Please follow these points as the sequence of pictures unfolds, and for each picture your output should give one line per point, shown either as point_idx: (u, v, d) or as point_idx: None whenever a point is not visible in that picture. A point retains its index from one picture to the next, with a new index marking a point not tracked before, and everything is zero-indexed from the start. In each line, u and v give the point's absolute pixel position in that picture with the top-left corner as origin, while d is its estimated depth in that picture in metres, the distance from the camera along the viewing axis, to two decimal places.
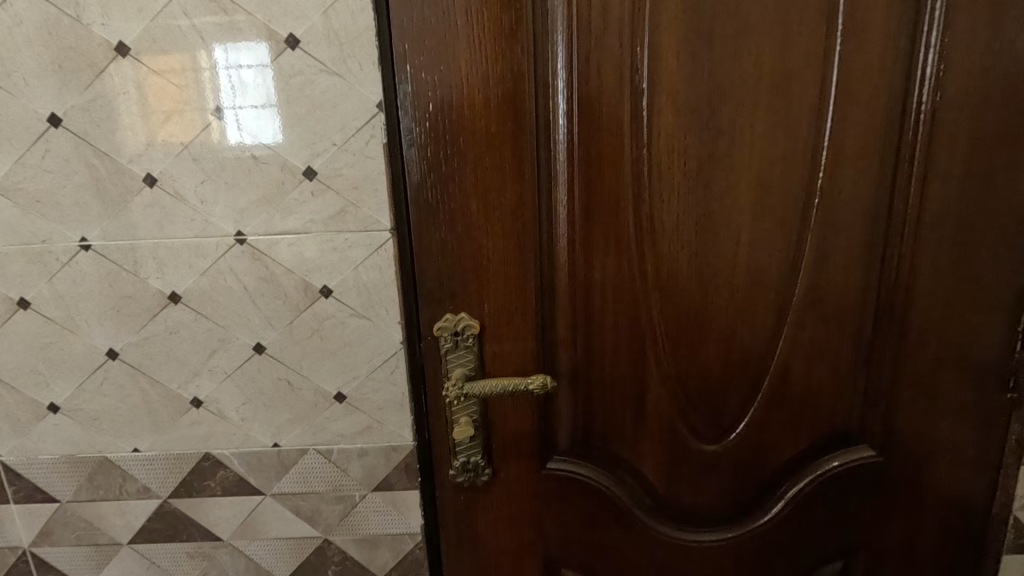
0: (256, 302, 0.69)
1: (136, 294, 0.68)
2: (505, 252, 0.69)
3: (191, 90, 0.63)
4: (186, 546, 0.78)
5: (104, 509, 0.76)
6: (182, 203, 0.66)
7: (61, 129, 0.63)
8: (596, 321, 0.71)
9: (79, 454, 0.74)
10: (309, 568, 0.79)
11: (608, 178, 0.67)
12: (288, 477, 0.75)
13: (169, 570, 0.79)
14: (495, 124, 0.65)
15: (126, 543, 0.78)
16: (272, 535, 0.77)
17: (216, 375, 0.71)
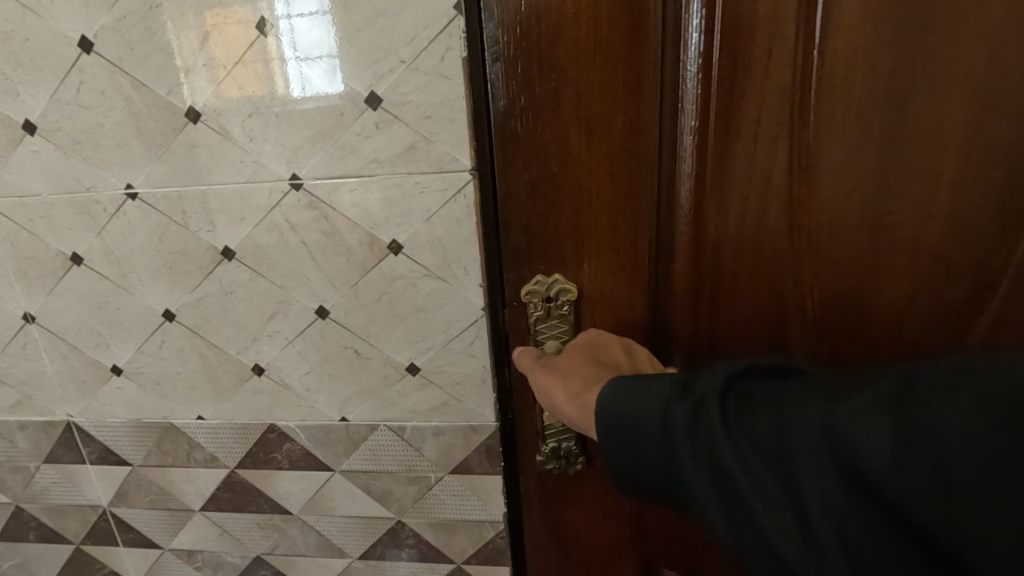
0: (317, 259, 0.59)
1: (187, 249, 0.60)
2: (609, 201, 0.54)
3: (236, 34, 0.52)
4: (257, 518, 0.74)
5: (175, 475, 0.73)
6: (230, 143, 0.56)
7: (93, 56, 0.54)
8: (721, 292, 0.56)
9: (145, 419, 0.70)
10: (382, 548, 0.73)
11: (753, 100, 0.49)
12: (357, 454, 0.68)
13: (241, 539, 0.75)
14: (605, 29, 0.49)
15: (198, 510, 0.75)
16: (342, 512, 0.71)
17: (277, 341, 0.63)
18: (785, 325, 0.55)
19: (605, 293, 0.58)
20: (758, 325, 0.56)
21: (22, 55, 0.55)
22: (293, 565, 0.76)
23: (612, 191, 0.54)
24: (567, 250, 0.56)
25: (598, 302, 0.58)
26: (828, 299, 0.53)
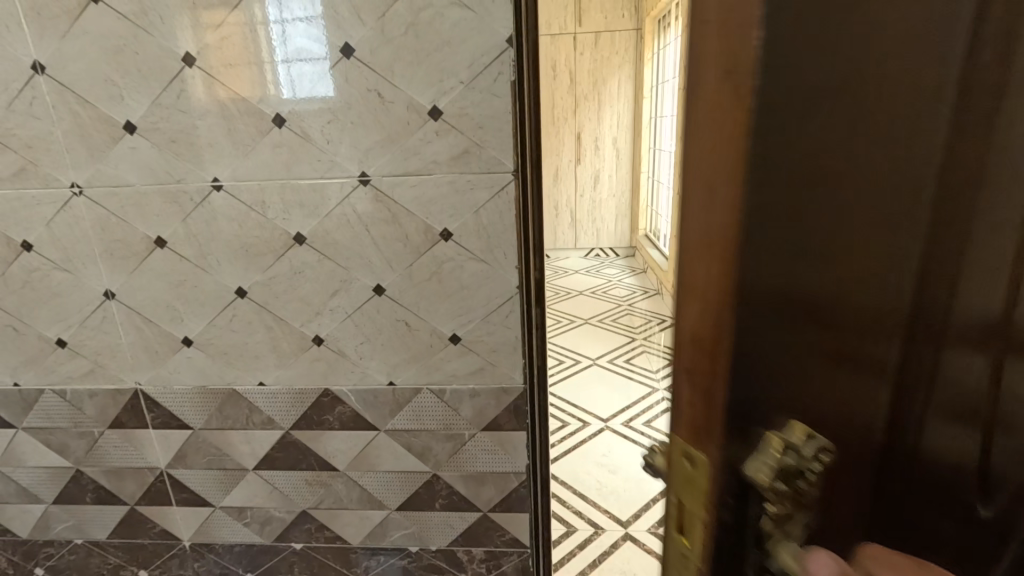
0: (378, 243, 0.70)
1: (263, 234, 0.70)
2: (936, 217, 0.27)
3: (252, 43, 0.63)
4: (306, 475, 0.83)
5: (233, 437, 0.82)
6: (307, 144, 0.66)
7: (194, 69, 0.64)
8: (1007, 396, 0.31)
9: (209, 385, 0.79)
10: (418, 500, 0.83)
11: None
12: (401, 414, 0.78)
13: (289, 496, 0.85)
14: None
15: (251, 469, 0.84)
16: (384, 468, 0.82)
17: (337, 315, 0.74)
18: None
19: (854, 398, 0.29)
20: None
21: (130, 65, 0.64)
22: (335, 519, 0.86)
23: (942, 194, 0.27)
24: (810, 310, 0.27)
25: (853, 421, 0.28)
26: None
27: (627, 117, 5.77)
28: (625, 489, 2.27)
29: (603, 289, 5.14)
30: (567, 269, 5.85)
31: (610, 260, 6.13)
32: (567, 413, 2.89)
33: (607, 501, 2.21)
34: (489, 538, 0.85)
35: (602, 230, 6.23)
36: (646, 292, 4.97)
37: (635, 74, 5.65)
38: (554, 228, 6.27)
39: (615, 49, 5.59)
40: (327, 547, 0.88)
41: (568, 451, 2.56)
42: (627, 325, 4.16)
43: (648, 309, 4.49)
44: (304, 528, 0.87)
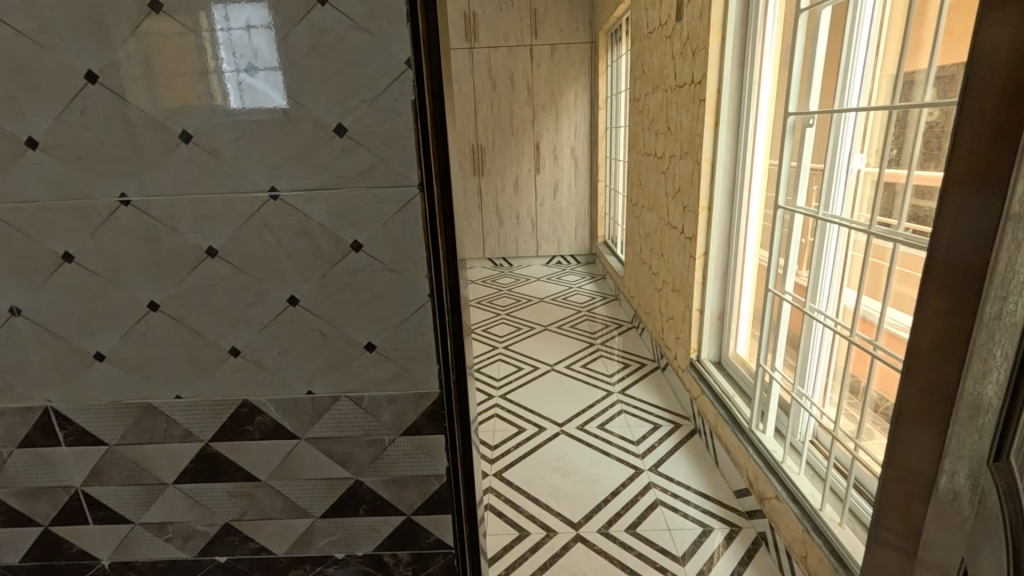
0: (290, 256, 0.72)
1: (175, 247, 0.71)
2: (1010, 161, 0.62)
3: (176, 56, 0.65)
4: (228, 487, 0.84)
5: (151, 452, 0.81)
6: (216, 160, 0.68)
7: (98, 86, 0.65)
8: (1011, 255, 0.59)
9: (125, 400, 0.79)
10: (341, 507, 0.85)
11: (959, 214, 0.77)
12: (321, 422, 0.80)
13: (212, 508, 0.85)
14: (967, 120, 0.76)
15: (171, 483, 0.83)
16: (306, 476, 0.83)
17: (253, 326, 0.75)
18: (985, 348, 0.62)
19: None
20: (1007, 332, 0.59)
21: (32, 82, 0.65)
22: (259, 530, 0.86)
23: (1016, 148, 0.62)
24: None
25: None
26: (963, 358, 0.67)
27: (584, 127, 5.91)
28: (578, 491, 2.32)
29: (564, 295, 5.23)
30: (529, 277, 5.92)
31: (570, 267, 6.24)
32: (525, 419, 2.93)
33: (561, 504, 2.25)
34: (415, 541, 0.87)
35: (563, 238, 6.34)
36: (605, 297, 5.08)
37: (591, 86, 5.80)
38: (515, 236, 6.34)
39: (571, 62, 5.73)
40: (253, 558, 0.88)
41: (524, 456, 2.60)
42: (586, 331, 4.24)
43: (607, 315, 4.59)
44: (229, 540, 0.87)
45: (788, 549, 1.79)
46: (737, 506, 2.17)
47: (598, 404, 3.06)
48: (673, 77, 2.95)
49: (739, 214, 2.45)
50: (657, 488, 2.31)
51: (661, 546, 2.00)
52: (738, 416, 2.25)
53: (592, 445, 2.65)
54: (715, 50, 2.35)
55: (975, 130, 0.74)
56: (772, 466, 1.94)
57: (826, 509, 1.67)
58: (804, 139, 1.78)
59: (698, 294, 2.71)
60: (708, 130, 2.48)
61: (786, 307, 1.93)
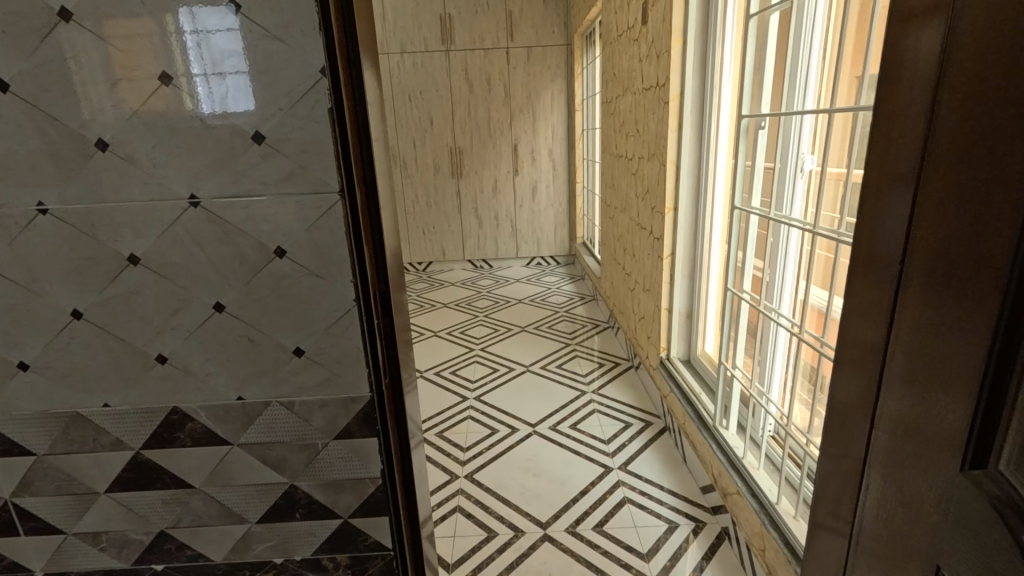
0: (214, 262, 0.72)
1: (96, 255, 0.71)
2: (938, 153, 0.62)
3: (90, 64, 0.65)
4: (162, 495, 0.84)
5: (82, 462, 0.81)
6: (135, 168, 0.68)
7: (9, 94, 0.65)
8: (965, 244, 0.58)
9: (52, 410, 0.78)
10: (278, 511, 0.86)
11: (878, 204, 0.78)
12: (253, 427, 0.80)
13: (146, 516, 0.85)
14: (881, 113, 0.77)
15: (103, 493, 0.83)
16: (241, 482, 0.83)
17: (180, 333, 0.76)
18: (943, 338, 0.61)
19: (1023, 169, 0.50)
20: (961, 317, 0.58)
21: None
22: (196, 536, 0.87)
23: (940, 138, 0.62)
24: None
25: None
26: (922, 349, 0.65)
27: (561, 129, 5.94)
28: (547, 491, 2.33)
29: (542, 296, 5.25)
30: (508, 278, 5.94)
31: (550, 268, 6.27)
32: (498, 421, 2.94)
33: (530, 504, 2.26)
34: (354, 543, 0.89)
35: (542, 240, 6.36)
36: (583, 298, 5.12)
37: (568, 88, 5.83)
38: (495, 238, 6.35)
39: (548, 64, 5.75)
40: (190, 565, 0.89)
41: (496, 458, 2.60)
42: (562, 331, 4.27)
43: (585, 315, 4.62)
44: (164, 548, 0.87)
45: (748, 543, 1.83)
46: (703, 503, 2.20)
47: (571, 404, 3.08)
48: (640, 80, 2.99)
49: (704, 214, 2.49)
50: (625, 486, 2.34)
51: (627, 543, 2.02)
52: (704, 414, 2.29)
53: (564, 445, 2.67)
54: (678, 54, 2.39)
55: (887, 124, 0.75)
56: (733, 461, 1.98)
57: (782, 503, 1.71)
58: (759, 141, 1.82)
59: (666, 293, 2.75)
60: (672, 132, 2.52)
61: (745, 305, 1.99)
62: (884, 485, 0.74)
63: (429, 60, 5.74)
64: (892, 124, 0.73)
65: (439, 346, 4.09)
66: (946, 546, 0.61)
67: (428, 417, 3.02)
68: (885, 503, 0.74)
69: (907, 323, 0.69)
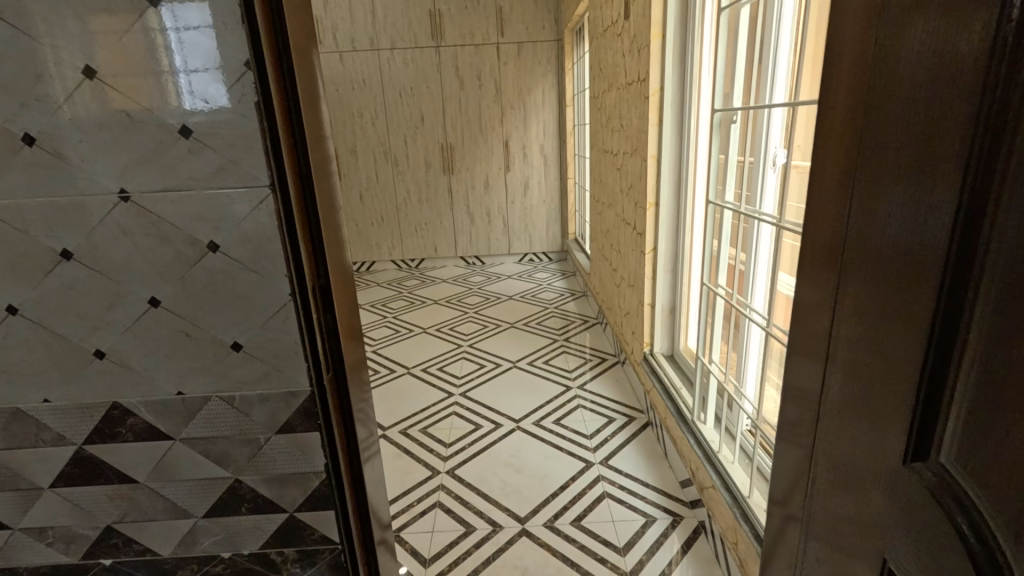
0: (275, 241, 0.85)
1: (172, 239, 0.86)
2: (881, 153, 0.67)
3: (171, 58, 0.79)
4: (212, 454, 0.98)
5: (160, 414, 0.95)
6: (215, 193, 0.84)
7: (97, 82, 0.79)
8: (901, 248, 0.64)
9: (123, 374, 0.93)
10: (316, 472, 0.99)
11: (824, 207, 0.84)
12: (311, 394, 0.94)
13: (201, 471, 0.99)
14: (830, 111, 0.82)
15: (178, 440, 0.97)
16: (306, 440, 0.97)
17: (246, 305, 0.89)
18: (894, 334, 0.65)
19: (956, 171, 0.55)
20: (900, 316, 0.64)
21: (43, 91, 0.79)
22: (254, 490, 1.01)
23: (884, 139, 0.67)
24: (966, 111, 0.53)
25: (997, 167, 0.50)
26: (875, 342, 0.69)
27: (552, 124, 5.95)
28: (527, 487, 2.37)
29: (532, 293, 5.29)
30: (500, 275, 5.96)
31: (542, 264, 6.30)
32: (483, 416, 2.97)
33: (509, 499, 2.30)
34: None
35: (534, 236, 6.39)
36: (574, 294, 5.16)
37: (559, 83, 5.84)
38: (486, 235, 6.36)
39: (538, 59, 5.75)
40: (255, 514, 1.03)
41: (479, 453, 2.64)
42: (553, 327, 4.32)
43: (576, 311, 4.67)
44: (228, 501, 1.02)
45: (722, 536, 1.87)
46: (681, 497, 2.24)
47: (557, 399, 3.11)
48: (624, 76, 3.03)
49: (684, 209, 2.54)
50: (605, 481, 2.37)
51: (604, 538, 2.06)
52: (682, 407, 2.36)
53: (546, 440, 2.71)
54: (656, 48, 2.42)
55: (834, 122, 0.80)
56: (709, 453, 2.04)
57: (752, 495, 1.76)
58: (728, 133, 1.92)
59: (649, 288, 2.81)
60: (653, 126, 2.56)
61: (721, 301, 2.05)
62: (835, 466, 0.82)
63: (419, 55, 5.72)
64: (838, 129, 0.79)
65: (429, 342, 4.11)
66: (896, 525, 0.68)
67: (412, 414, 3.03)
68: (839, 485, 0.81)
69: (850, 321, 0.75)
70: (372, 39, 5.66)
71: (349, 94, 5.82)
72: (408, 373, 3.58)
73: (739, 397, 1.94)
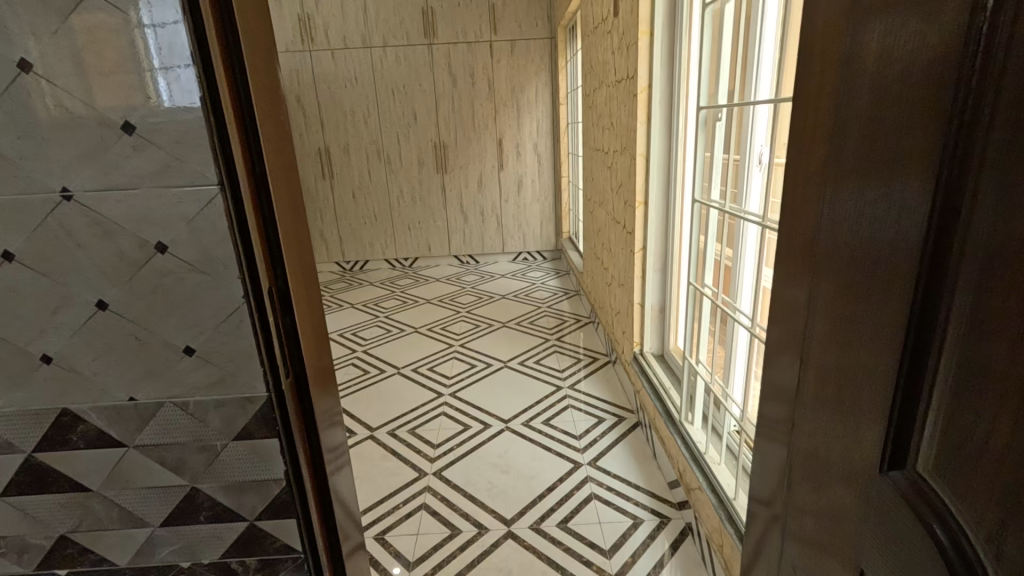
0: (226, 243, 0.83)
1: (120, 241, 0.83)
2: (857, 153, 0.64)
3: (111, 54, 0.76)
4: (169, 460, 0.95)
5: (111, 420, 0.92)
6: (162, 190, 0.81)
7: (32, 76, 0.76)
8: (874, 249, 0.61)
9: (72, 379, 0.90)
10: (276, 478, 0.97)
11: (800, 205, 0.81)
12: (268, 399, 0.92)
13: (158, 477, 0.96)
14: (806, 107, 0.79)
15: (131, 447, 0.94)
16: (259, 448, 0.95)
17: (196, 309, 0.87)
18: (868, 338, 0.63)
19: (928, 168, 0.52)
20: (875, 320, 0.61)
21: None
22: (211, 496, 0.99)
23: (858, 137, 0.64)
24: (938, 106, 0.50)
25: (970, 163, 0.47)
26: (850, 346, 0.67)
27: (546, 123, 5.92)
28: (514, 488, 2.35)
29: (525, 292, 5.25)
30: (493, 274, 5.93)
31: (536, 263, 6.26)
32: (472, 417, 2.94)
33: (496, 501, 2.27)
34: None
35: (528, 235, 6.36)
36: (568, 293, 5.13)
37: (552, 81, 5.81)
38: (480, 233, 6.32)
39: (531, 57, 5.72)
40: (211, 524, 1.01)
41: (466, 454, 2.61)
42: (544, 326, 4.29)
43: (569, 310, 4.63)
44: (183, 509, 0.99)
45: (708, 539, 1.85)
46: (669, 498, 2.22)
47: (547, 400, 3.09)
48: (613, 73, 3.00)
49: (673, 209, 2.52)
50: (593, 482, 2.35)
51: (590, 540, 2.04)
52: (671, 408, 2.33)
53: (534, 441, 2.68)
54: (645, 45, 2.41)
55: (811, 118, 0.77)
56: (696, 456, 2.02)
57: (739, 499, 1.73)
58: (715, 131, 1.91)
59: (639, 287, 2.80)
60: (641, 125, 2.54)
61: (708, 303, 2.02)
62: (808, 470, 0.80)
63: (410, 53, 5.68)
64: (813, 125, 0.76)
65: (419, 341, 4.08)
66: (867, 535, 0.65)
67: (399, 415, 3.00)
68: (813, 492, 0.79)
69: (825, 323, 0.73)
70: (365, 37, 5.62)
71: (342, 92, 5.77)
72: (397, 373, 3.55)
73: (727, 399, 1.92)
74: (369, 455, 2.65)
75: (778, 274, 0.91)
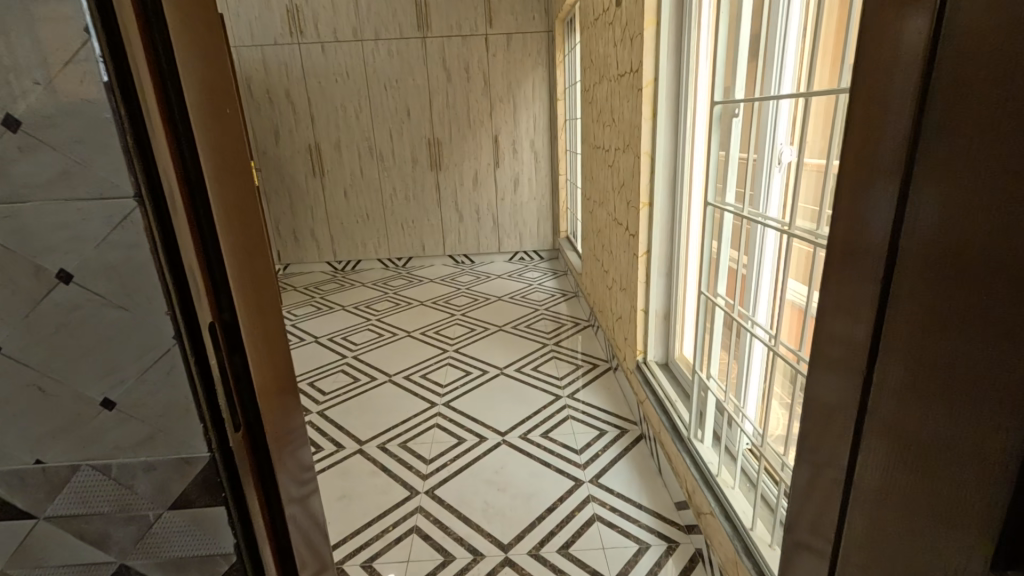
0: (143, 269, 0.68)
1: (14, 277, 0.68)
2: (952, 151, 0.50)
3: None
4: (91, 527, 0.81)
5: (15, 486, 0.77)
6: (62, 204, 0.66)
7: None
8: (991, 279, 0.46)
9: None
10: (225, 544, 0.82)
11: (860, 216, 0.67)
12: (211, 451, 0.77)
13: (79, 551, 0.82)
14: (868, 101, 0.65)
15: (41, 518, 0.79)
16: (198, 511, 0.80)
17: (110, 349, 0.72)
18: (973, 394, 0.48)
19: None
20: (986, 372, 0.47)
21: None
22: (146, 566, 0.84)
23: (962, 132, 0.49)
24: None
25: None
26: (942, 401, 0.52)
27: (543, 119, 5.76)
28: (511, 508, 2.21)
29: (522, 293, 5.11)
30: (489, 274, 5.78)
31: (533, 263, 6.11)
32: (466, 429, 2.79)
33: (491, 523, 2.13)
34: None
35: (524, 234, 6.21)
36: (565, 295, 4.99)
37: (549, 76, 5.64)
38: (475, 232, 6.17)
39: (527, 51, 5.55)
40: None
41: (460, 470, 2.46)
42: (541, 330, 4.15)
43: (567, 313, 4.49)
44: None
45: (722, 567, 1.72)
46: (677, 520, 2.08)
47: (545, 410, 2.94)
48: (615, 66, 2.84)
49: (680, 210, 2.38)
50: (596, 502, 2.21)
51: (592, 567, 1.90)
52: (678, 423, 2.19)
53: (531, 455, 2.55)
54: (650, 36, 2.27)
55: (875, 116, 0.63)
56: (706, 477, 1.88)
57: (756, 529, 1.58)
58: (730, 127, 1.74)
59: (642, 293, 2.66)
60: (646, 121, 2.39)
61: (720, 313, 1.87)
62: (869, 543, 0.66)
63: (404, 47, 5.49)
64: (882, 117, 0.62)
65: (412, 346, 3.93)
66: None
67: (389, 427, 2.85)
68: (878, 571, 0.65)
69: (902, 365, 0.59)
70: (356, 30, 5.44)
71: (333, 88, 5.59)
72: (388, 381, 3.39)
73: (738, 416, 1.78)
74: (357, 471, 2.50)
75: (826, 295, 0.77)
